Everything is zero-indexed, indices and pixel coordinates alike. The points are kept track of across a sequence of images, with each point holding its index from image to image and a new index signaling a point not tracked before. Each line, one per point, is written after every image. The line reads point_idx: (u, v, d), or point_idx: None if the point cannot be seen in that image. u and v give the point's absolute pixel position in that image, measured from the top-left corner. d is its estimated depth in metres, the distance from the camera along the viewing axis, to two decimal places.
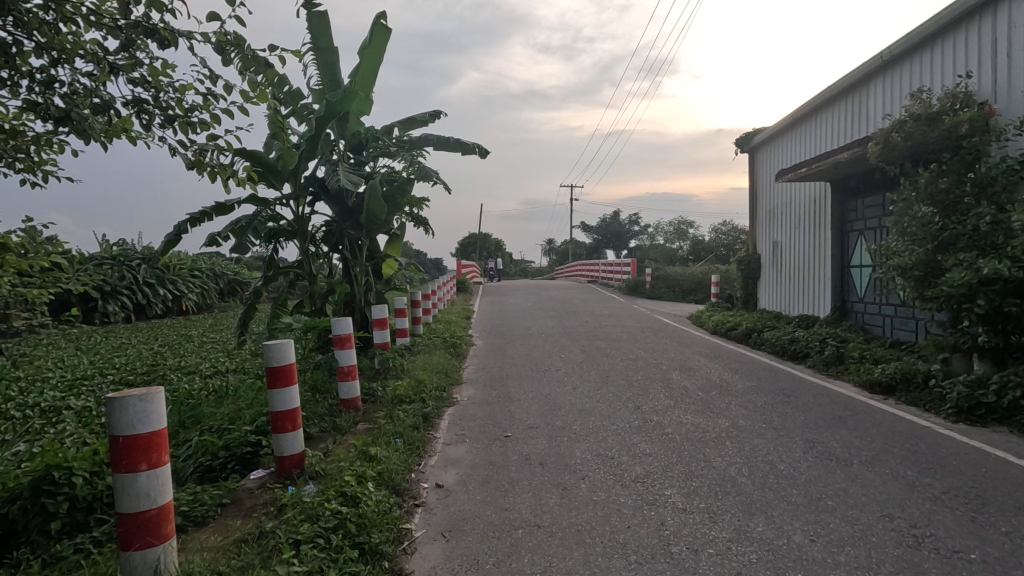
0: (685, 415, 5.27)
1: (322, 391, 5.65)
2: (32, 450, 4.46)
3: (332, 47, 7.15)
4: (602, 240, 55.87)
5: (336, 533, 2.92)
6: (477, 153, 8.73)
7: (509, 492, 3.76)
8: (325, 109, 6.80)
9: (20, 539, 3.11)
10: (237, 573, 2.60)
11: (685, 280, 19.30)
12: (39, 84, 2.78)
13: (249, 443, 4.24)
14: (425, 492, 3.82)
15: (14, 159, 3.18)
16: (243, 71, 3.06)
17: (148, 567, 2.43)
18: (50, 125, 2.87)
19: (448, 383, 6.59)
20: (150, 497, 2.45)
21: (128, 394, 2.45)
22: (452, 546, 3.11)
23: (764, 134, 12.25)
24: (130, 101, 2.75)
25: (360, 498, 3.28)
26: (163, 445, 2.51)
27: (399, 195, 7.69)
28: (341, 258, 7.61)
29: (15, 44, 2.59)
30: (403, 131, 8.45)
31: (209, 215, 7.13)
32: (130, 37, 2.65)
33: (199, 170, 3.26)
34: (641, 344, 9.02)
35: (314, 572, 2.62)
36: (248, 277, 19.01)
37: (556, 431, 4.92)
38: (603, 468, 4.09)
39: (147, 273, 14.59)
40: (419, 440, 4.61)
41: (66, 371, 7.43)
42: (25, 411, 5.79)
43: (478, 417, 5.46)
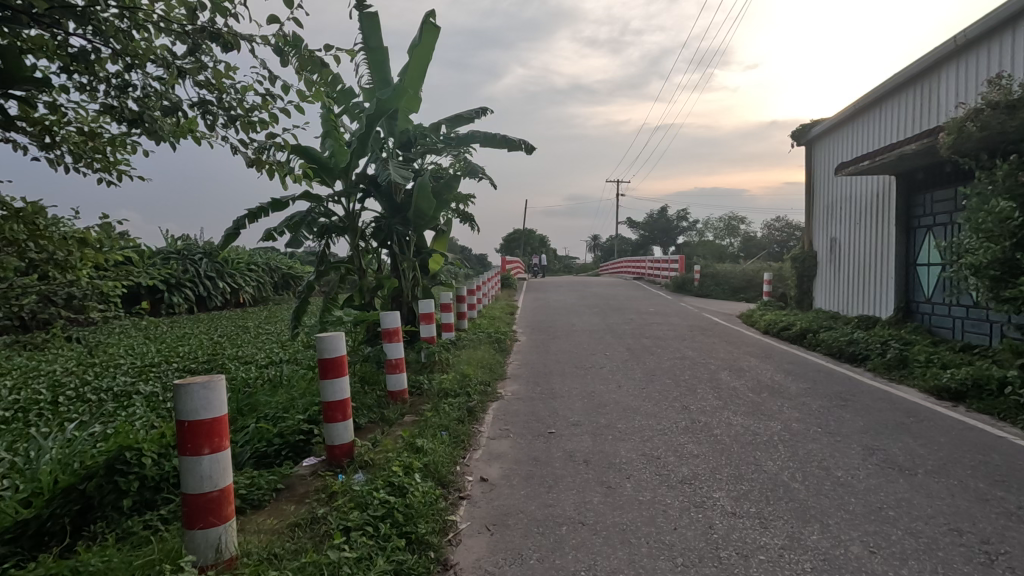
0: (735, 417, 5.13)
1: (370, 382, 5.80)
2: (106, 432, 4.79)
3: (382, 46, 7.29)
4: (648, 238, 54.86)
5: (384, 522, 3.00)
6: (523, 149, 8.75)
7: (553, 489, 3.76)
8: (376, 109, 6.97)
9: (96, 513, 3.34)
10: (291, 556, 2.71)
11: (735, 279, 18.70)
12: (115, 89, 2.96)
13: (302, 431, 4.42)
14: (470, 484, 3.87)
15: (93, 160, 3.39)
16: (300, 71, 3.15)
17: (210, 545, 2.57)
18: (126, 127, 3.05)
19: (492, 378, 6.63)
20: (213, 479, 2.58)
21: (193, 381, 2.58)
22: (496, 539, 3.14)
23: (823, 126, 11.71)
24: (196, 102, 2.87)
25: (407, 489, 3.35)
26: (223, 431, 2.63)
27: (446, 192, 7.82)
28: (390, 254, 7.79)
29: (93, 52, 2.75)
30: (450, 128, 8.56)
31: (266, 210, 7.43)
32: (196, 42, 2.77)
33: (259, 169, 3.39)
34: (688, 343, 8.83)
35: (364, 559, 2.69)
36: (301, 272, 19.75)
37: (601, 429, 4.88)
38: (649, 468, 4.03)
39: (208, 267, 15.39)
40: (464, 434, 4.67)
41: (136, 358, 7.93)
42: (100, 394, 6.22)
43: (522, 413, 5.48)
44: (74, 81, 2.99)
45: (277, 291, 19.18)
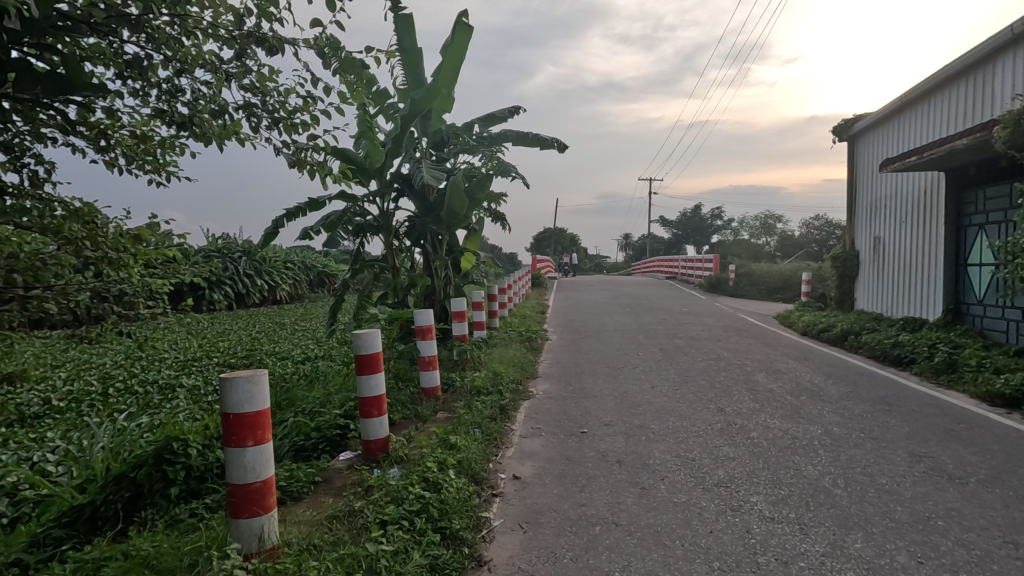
0: (772, 420, 5.01)
1: (403, 379, 5.88)
2: (154, 422, 5.01)
3: (416, 47, 7.38)
4: (681, 236, 53.92)
5: (419, 517, 3.05)
6: (555, 147, 8.74)
7: (586, 489, 3.74)
8: (410, 109, 7.06)
9: (145, 500, 3.50)
10: (329, 547, 2.77)
11: (771, 279, 18.21)
12: (165, 93, 3.07)
13: (339, 426, 4.52)
14: (502, 482, 3.89)
15: (144, 162, 3.53)
16: (341, 73, 3.21)
17: (253, 534, 2.65)
18: (176, 130, 3.17)
19: (524, 377, 6.64)
20: (256, 470, 2.67)
21: (237, 375, 2.67)
22: (530, 537, 3.15)
23: (867, 120, 11.30)
24: (242, 105, 2.96)
25: (442, 485, 3.39)
26: (265, 424, 2.71)
27: (478, 190, 7.87)
28: (423, 252, 7.89)
29: (146, 58, 2.86)
30: (483, 127, 8.61)
31: (303, 210, 7.61)
32: (243, 46, 2.84)
33: (300, 169, 3.48)
34: (723, 344, 8.65)
35: (400, 552, 2.74)
36: (335, 270, 20.20)
37: (634, 430, 4.84)
38: (684, 470, 3.97)
39: (247, 265, 15.88)
40: (496, 431, 4.70)
41: (179, 353, 8.25)
42: (146, 386, 6.49)
43: (554, 412, 5.48)
44: (129, 87, 3.12)
45: (312, 288, 19.64)
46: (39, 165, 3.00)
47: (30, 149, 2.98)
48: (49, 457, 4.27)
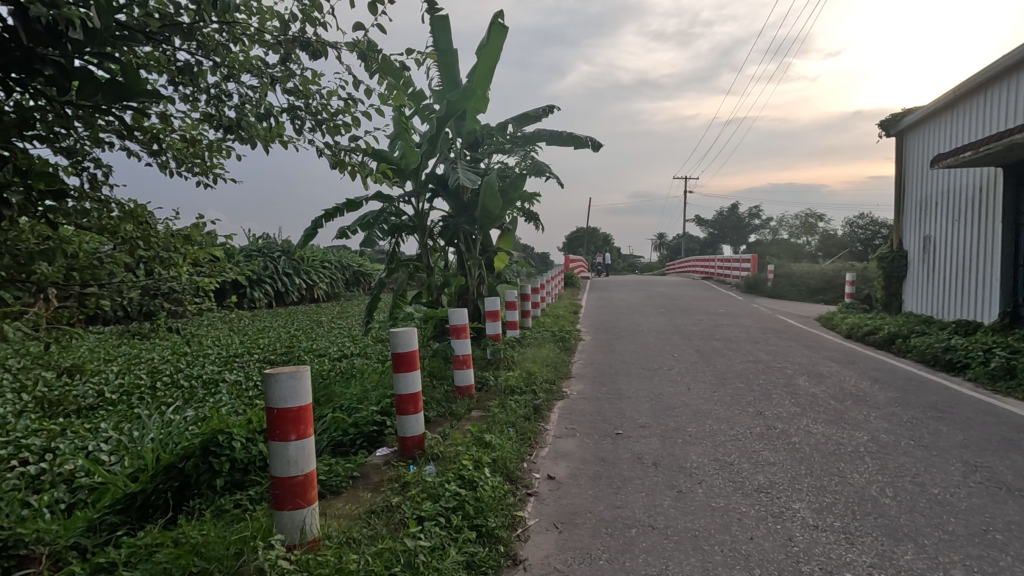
0: (815, 425, 4.86)
1: (438, 377, 5.94)
2: (199, 416, 5.20)
3: (452, 48, 7.43)
4: (717, 236, 52.80)
5: (456, 514, 3.08)
6: (589, 146, 8.69)
7: (621, 490, 3.71)
8: (444, 112, 7.13)
9: (193, 490, 3.63)
10: (367, 541, 2.82)
11: (813, 279, 17.66)
12: (213, 98, 3.17)
13: (375, 422, 4.61)
14: (537, 482, 3.89)
15: (193, 164, 3.67)
16: (381, 76, 3.27)
17: (296, 526, 2.72)
18: (223, 133, 3.28)
19: (557, 377, 6.62)
20: (298, 464, 2.73)
21: (281, 371, 2.74)
22: (565, 538, 3.13)
23: (917, 114, 10.83)
24: (286, 108, 3.04)
25: (478, 483, 3.42)
26: (307, 419, 2.78)
27: (512, 190, 7.89)
28: (457, 252, 7.97)
29: (196, 65, 2.97)
30: (517, 127, 8.63)
31: (341, 210, 7.77)
32: (288, 51, 2.91)
33: (341, 170, 3.55)
34: (762, 347, 8.43)
35: (437, 548, 2.77)
36: (370, 269, 20.62)
37: (670, 432, 4.76)
38: (722, 474, 3.89)
39: (286, 264, 16.36)
40: (530, 431, 4.70)
41: (222, 348, 8.55)
42: (191, 381, 6.76)
43: (588, 412, 5.44)
44: (180, 92, 3.24)
45: (348, 287, 20.03)
46: (98, 169, 3.15)
47: (89, 154, 3.13)
48: (103, 447, 4.48)
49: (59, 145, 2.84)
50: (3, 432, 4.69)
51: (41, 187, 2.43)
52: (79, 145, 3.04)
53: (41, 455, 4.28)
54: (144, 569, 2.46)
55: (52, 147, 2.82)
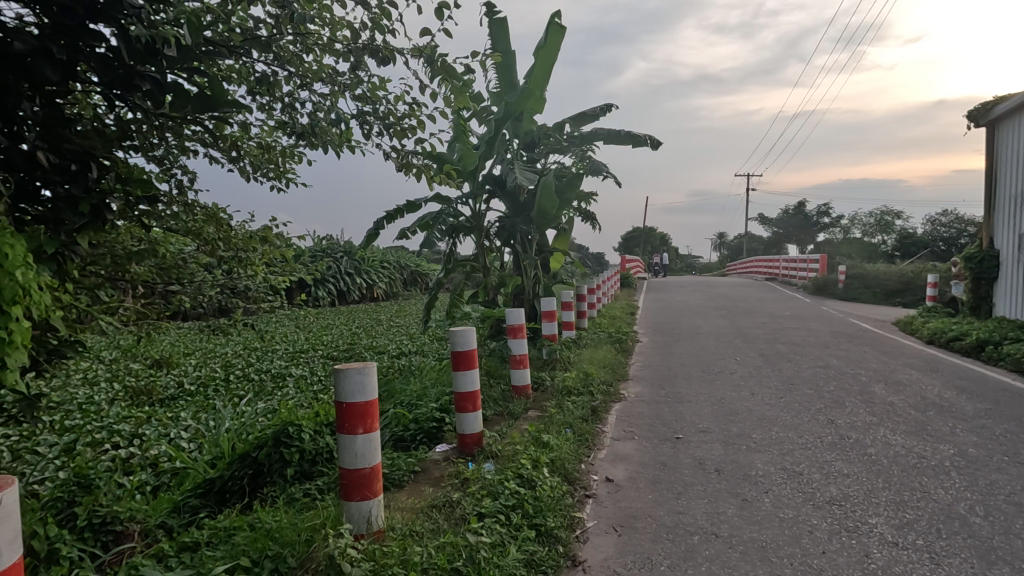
0: (893, 435, 4.56)
1: (495, 376, 5.99)
2: (269, 408, 5.49)
3: (510, 49, 7.49)
4: (782, 236, 50.47)
5: (515, 512, 3.11)
6: (648, 144, 8.53)
7: (682, 496, 3.61)
8: (503, 113, 7.26)
9: (266, 478, 3.83)
10: (429, 534, 2.89)
11: (890, 281, 16.56)
12: (287, 106, 3.34)
13: (435, 419, 4.71)
14: (595, 483, 3.86)
15: (268, 170, 3.87)
16: (445, 79, 3.34)
17: (363, 516, 2.82)
18: (296, 139, 3.44)
19: (615, 379, 6.55)
20: (365, 457, 2.84)
21: (349, 366, 2.85)
22: (624, 541, 3.10)
23: (1010, 103, 9.96)
24: (355, 114, 3.16)
25: (536, 482, 3.44)
26: (373, 414, 2.87)
27: (569, 190, 7.87)
28: (513, 252, 8.03)
29: (273, 75, 3.13)
30: (574, 126, 8.59)
31: (401, 212, 8.00)
32: (359, 58, 3.02)
33: (406, 172, 3.66)
34: (832, 352, 7.98)
35: (498, 545, 2.80)
36: (427, 269, 21.16)
37: (733, 438, 4.61)
38: (791, 483, 3.72)
39: (347, 264, 17.03)
40: (588, 432, 4.67)
41: (289, 344, 8.98)
42: (261, 374, 7.14)
43: (646, 415, 5.34)
44: (257, 102, 3.43)
45: (406, 286, 20.62)
46: (185, 175, 3.38)
47: (177, 161, 3.37)
48: (184, 435, 4.82)
49: (152, 154, 3.07)
50: (98, 418, 5.13)
51: (138, 193, 2.62)
52: (168, 154, 3.27)
53: (131, 439, 4.65)
54: (226, 551, 2.64)
55: (146, 157, 3.06)
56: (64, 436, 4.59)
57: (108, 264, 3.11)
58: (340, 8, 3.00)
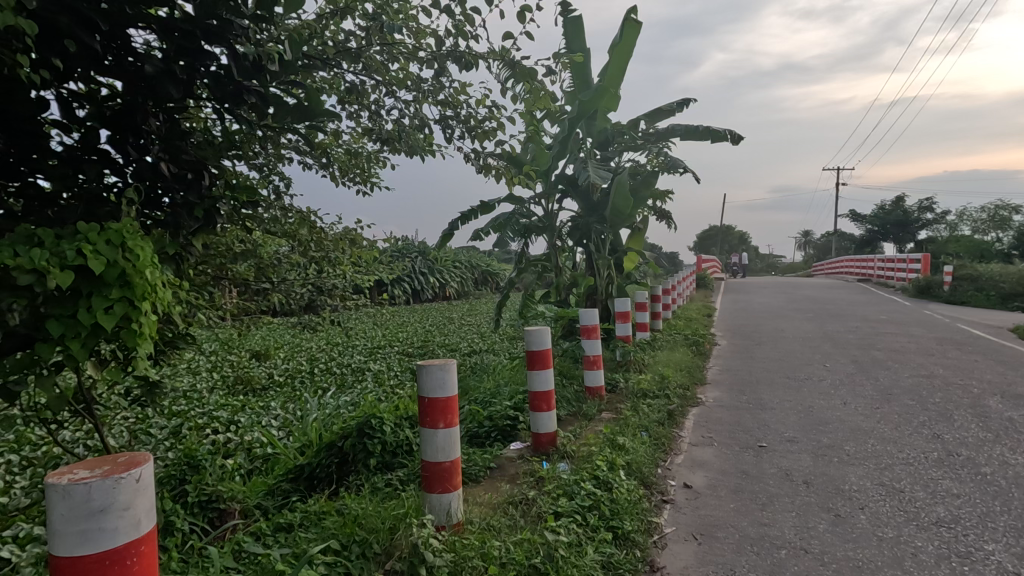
0: (1012, 454, 4.11)
1: (568, 377, 5.97)
2: (351, 400, 5.78)
3: (584, 48, 7.45)
4: (877, 233, 46.72)
5: (592, 513, 3.10)
6: (728, 139, 8.20)
7: (767, 508, 3.45)
8: (577, 111, 7.21)
9: (350, 467, 4.02)
10: (506, 530, 2.94)
11: (1007, 283, 14.77)
12: (373, 113, 3.50)
13: (509, 417, 4.78)
14: (673, 489, 3.77)
15: (354, 174, 4.08)
16: (525, 81, 3.37)
17: (443, 508, 2.91)
18: (382, 145, 3.61)
19: (692, 383, 6.34)
20: (445, 451, 2.92)
21: (431, 363, 2.96)
22: (705, 550, 3.00)
23: None
24: (438, 119, 3.27)
25: (612, 484, 3.40)
26: (453, 409, 2.96)
27: (644, 188, 7.71)
28: (586, 252, 7.99)
29: (362, 85, 3.30)
30: (649, 123, 8.41)
31: (476, 213, 8.17)
32: (443, 64, 3.12)
33: (485, 173, 3.72)
34: (937, 360, 7.31)
35: (575, 545, 2.81)
36: (497, 269, 21.51)
37: (822, 449, 4.34)
38: (890, 501, 3.46)
39: (421, 264, 17.61)
40: (665, 437, 4.56)
41: (368, 340, 9.41)
42: (343, 368, 7.54)
43: (726, 421, 5.14)
44: (347, 111, 3.62)
45: (477, 285, 21.04)
46: (282, 181, 3.63)
47: (275, 168, 3.62)
48: (274, 423, 5.18)
49: (254, 162, 3.32)
50: (200, 404, 5.62)
51: (243, 199, 2.86)
52: (267, 161, 3.52)
53: (228, 424, 5.05)
54: (318, 534, 2.82)
55: (249, 164, 3.31)
56: (173, 420, 5.07)
57: (216, 263, 3.39)
58: (425, 16, 3.11)
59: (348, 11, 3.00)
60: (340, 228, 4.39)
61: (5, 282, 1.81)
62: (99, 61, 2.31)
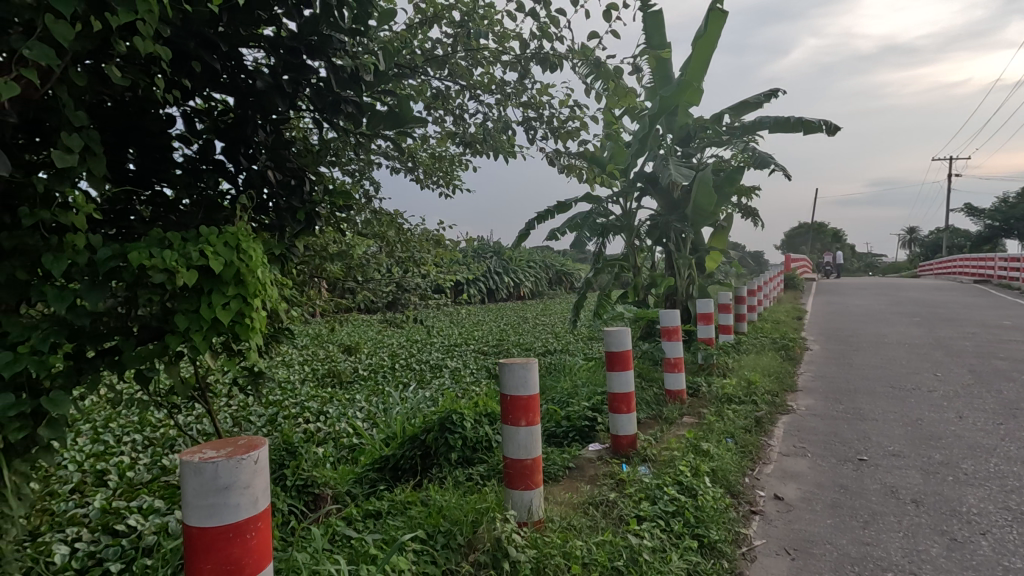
0: None
1: (647, 379, 5.84)
2: (431, 396, 5.98)
3: (664, 42, 7.25)
4: (998, 230, 41.89)
5: (676, 519, 3.02)
6: (823, 130, 7.68)
7: (870, 526, 3.20)
8: (657, 108, 7.01)
9: (432, 460, 4.16)
10: (587, 530, 2.93)
11: None
12: (458, 116, 3.60)
13: (587, 417, 4.75)
14: (762, 500, 3.59)
15: (439, 177, 4.23)
16: (608, 79, 3.34)
17: (524, 504, 2.95)
18: (466, 148, 3.71)
19: (781, 389, 6.00)
20: (527, 448, 2.96)
21: (514, 360, 3.00)
22: (799, 566, 2.84)
23: None
24: (521, 121, 3.31)
25: (697, 491, 3.30)
26: (534, 408, 2.99)
27: (728, 184, 7.39)
28: (665, 252, 7.79)
29: (446, 90, 3.42)
30: (734, 116, 8.05)
31: (552, 212, 8.19)
32: (527, 67, 3.16)
33: (567, 173, 3.73)
34: None
35: (659, 550, 2.75)
36: (572, 268, 21.45)
37: (934, 466, 3.97)
38: (1018, 527, 3.10)
39: (496, 264, 17.89)
40: (752, 444, 4.36)
41: (446, 338, 9.68)
42: (423, 364, 7.82)
43: (820, 431, 4.83)
44: (432, 116, 3.76)
45: (551, 286, 21.09)
46: (372, 185, 3.83)
47: (366, 173, 3.82)
48: (360, 415, 5.46)
49: (348, 167, 3.53)
50: (294, 395, 6.03)
51: (338, 203, 3.06)
52: (359, 167, 3.72)
53: (319, 415, 5.39)
54: (405, 522, 2.95)
55: (343, 170, 3.51)
56: (271, 408, 5.48)
57: (313, 264, 3.64)
58: (510, 20, 3.16)
59: (436, 20, 3.13)
60: (424, 229, 4.55)
61: (143, 280, 2.02)
62: (216, 78, 2.54)
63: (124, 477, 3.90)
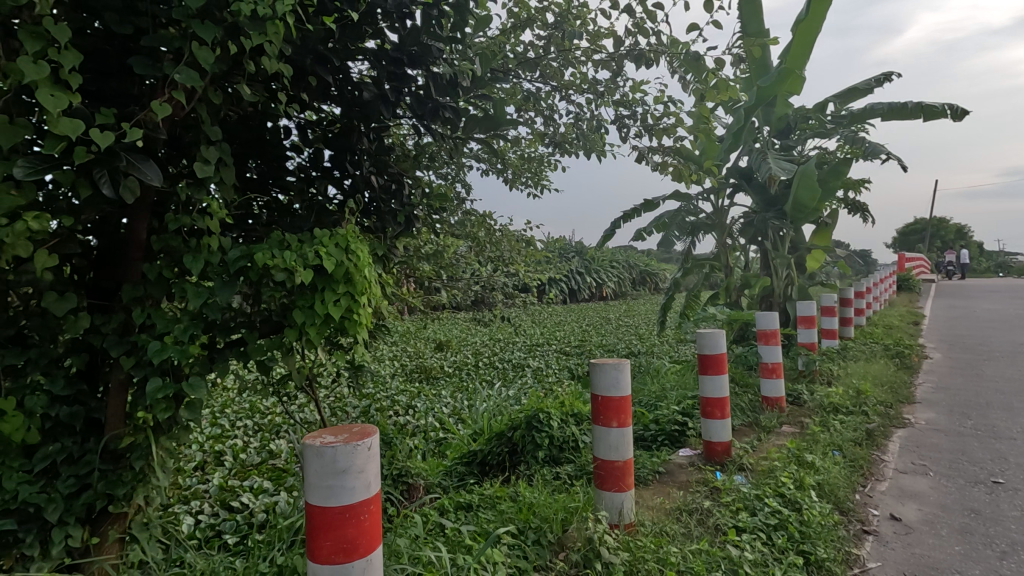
0: None
1: (741, 385, 5.56)
2: (515, 394, 6.05)
3: (761, 28, 6.88)
4: None
5: (779, 533, 2.86)
6: (947, 114, 6.94)
7: (1009, 557, 2.86)
8: (753, 99, 6.67)
9: (519, 457, 4.22)
10: (682, 538, 2.84)
11: None
12: (548, 117, 3.63)
13: (677, 422, 4.60)
14: (876, 519, 3.30)
15: (527, 177, 4.28)
16: (705, 73, 3.22)
17: (615, 506, 2.91)
18: (556, 148, 3.73)
19: (896, 401, 5.48)
20: (618, 450, 2.92)
21: (606, 361, 2.98)
22: None
23: None
24: (614, 119, 3.28)
25: (802, 505, 3.10)
26: (627, 409, 2.95)
27: (833, 178, 6.87)
28: (761, 250, 7.38)
29: (537, 91, 3.46)
30: (840, 104, 7.47)
31: (638, 211, 8.02)
32: (620, 64, 3.12)
33: (660, 171, 3.65)
34: None
35: (761, 564, 2.62)
36: (656, 269, 20.85)
37: None
38: None
39: (578, 264, 17.77)
40: (863, 459, 4.02)
41: (528, 338, 9.76)
42: (506, 363, 7.94)
43: (945, 448, 4.36)
44: (523, 118, 3.82)
45: (635, 286, 20.61)
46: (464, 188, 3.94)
47: (459, 176, 3.94)
48: (447, 410, 5.64)
49: (442, 170, 3.66)
50: (385, 389, 6.34)
51: (434, 205, 3.19)
52: (453, 170, 3.84)
53: (409, 408, 5.63)
54: (495, 516, 3.01)
55: (438, 173, 3.65)
56: (366, 400, 5.79)
57: (410, 264, 3.80)
58: (603, 18, 3.15)
59: (529, 23, 3.18)
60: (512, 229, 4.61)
61: (266, 278, 2.22)
62: (326, 90, 2.72)
63: (238, 458, 4.29)
